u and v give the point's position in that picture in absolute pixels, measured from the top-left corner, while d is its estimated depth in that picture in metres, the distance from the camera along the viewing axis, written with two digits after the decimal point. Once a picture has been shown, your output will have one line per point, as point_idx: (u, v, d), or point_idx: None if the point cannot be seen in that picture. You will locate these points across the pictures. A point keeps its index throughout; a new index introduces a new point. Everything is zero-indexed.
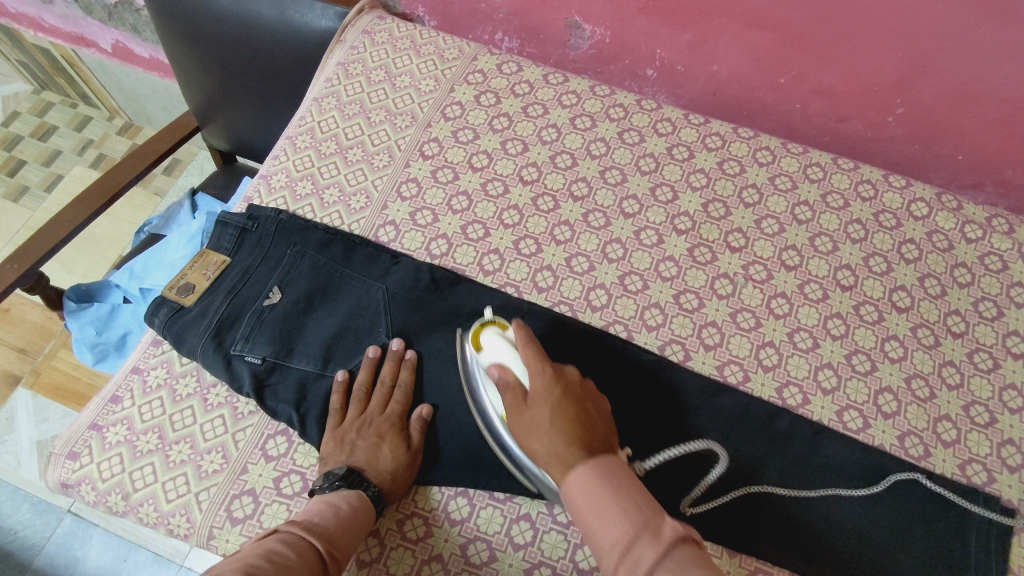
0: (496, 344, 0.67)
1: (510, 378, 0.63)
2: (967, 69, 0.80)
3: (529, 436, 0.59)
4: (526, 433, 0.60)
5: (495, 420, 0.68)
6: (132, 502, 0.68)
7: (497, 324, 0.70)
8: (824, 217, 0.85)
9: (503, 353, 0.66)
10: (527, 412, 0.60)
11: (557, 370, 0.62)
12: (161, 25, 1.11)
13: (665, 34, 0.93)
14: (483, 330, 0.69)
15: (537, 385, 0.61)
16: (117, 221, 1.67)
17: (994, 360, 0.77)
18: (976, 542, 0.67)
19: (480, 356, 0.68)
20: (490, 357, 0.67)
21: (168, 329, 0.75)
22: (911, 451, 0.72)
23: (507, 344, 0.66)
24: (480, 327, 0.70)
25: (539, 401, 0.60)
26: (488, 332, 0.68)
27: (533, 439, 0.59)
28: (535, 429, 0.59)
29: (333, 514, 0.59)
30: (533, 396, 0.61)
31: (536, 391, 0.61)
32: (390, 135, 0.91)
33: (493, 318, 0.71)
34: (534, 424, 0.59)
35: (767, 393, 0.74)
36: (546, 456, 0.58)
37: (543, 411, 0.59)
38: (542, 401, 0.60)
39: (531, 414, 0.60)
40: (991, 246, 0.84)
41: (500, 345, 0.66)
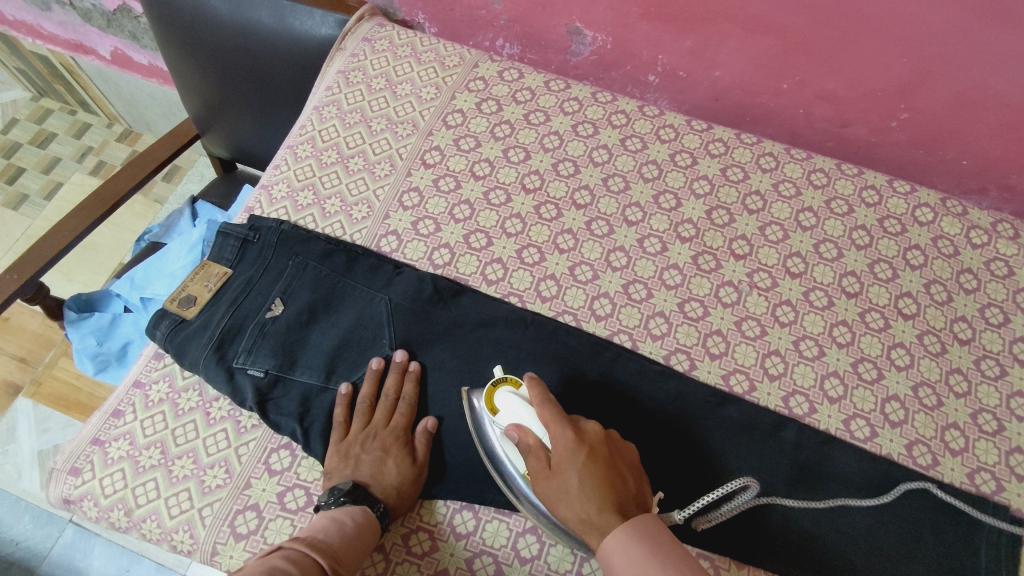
0: (510, 403, 0.64)
1: (531, 440, 0.61)
2: (971, 75, 0.79)
3: (559, 502, 0.57)
4: (555, 499, 0.58)
5: (516, 478, 0.65)
6: (135, 517, 0.68)
7: (509, 382, 0.68)
8: (828, 223, 0.85)
9: (520, 413, 0.63)
10: (555, 478, 0.58)
11: (578, 429, 0.60)
12: (160, 33, 1.10)
13: (667, 40, 0.93)
14: (496, 391, 0.66)
15: (561, 448, 0.59)
16: (117, 230, 1.67)
17: (1001, 366, 0.76)
18: (986, 553, 0.66)
19: (496, 418, 0.65)
20: (507, 418, 0.64)
21: (170, 342, 0.74)
22: (920, 460, 0.71)
23: (523, 402, 0.64)
24: (492, 387, 0.67)
25: (566, 465, 0.58)
26: (501, 392, 0.66)
27: (564, 507, 0.57)
28: (566, 497, 0.57)
29: (337, 528, 0.59)
30: (558, 461, 0.59)
31: (560, 455, 0.59)
32: (391, 144, 0.91)
33: (503, 376, 0.68)
34: (562, 490, 0.57)
35: (773, 403, 0.74)
36: (579, 524, 0.56)
37: (571, 476, 0.57)
38: (568, 465, 0.58)
39: (559, 481, 0.58)
40: (997, 251, 0.83)
41: (515, 405, 0.64)
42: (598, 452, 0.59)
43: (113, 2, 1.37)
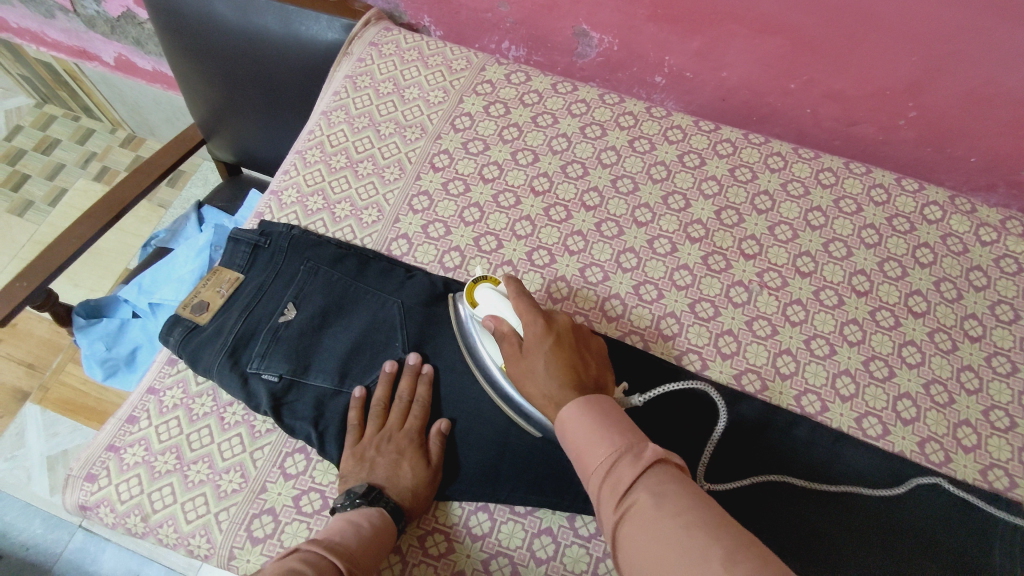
0: (489, 297, 0.70)
1: (505, 328, 0.67)
2: (982, 72, 0.79)
3: (526, 381, 0.63)
4: (523, 378, 0.63)
5: (495, 372, 0.71)
6: (152, 523, 0.68)
7: (489, 280, 0.73)
8: (838, 223, 0.85)
9: (495, 304, 0.69)
10: (523, 359, 0.64)
11: (549, 320, 0.66)
12: (166, 39, 1.11)
13: (674, 42, 0.93)
14: (477, 287, 0.72)
15: (530, 334, 0.65)
16: (123, 235, 1.67)
17: (1012, 363, 0.77)
18: (999, 549, 0.67)
19: (475, 310, 0.72)
20: (485, 310, 0.70)
21: (183, 347, 0.75)
22: (932, 457, 0.71)
23: (500, 296, 0.69)
24: (473, 284, 0.72)
25: (534, 349, 0.63)
26: (480, 288, 0.71)
27: (529, 384, 0.63)
28: (532, 376, 0.62)
29: (353, 531, 0.58)
30: (528, 346, 0.64)
31: (529, 339, 0.64)
32: (400, 147, 0.91)
33: (486, 275, 0.74)
34: (529, 370, 0.63)
35: (786, 402, 0.74)
36: (542, 398, 0.61)
37: (538, 358, 0.63)
38: (536, 349, 0.63)
39: (527, 362, 0.63)
40: (1006, 248, 0.84)
41: (493, 298, 0.69)
42: (564, 339, 0.64)
43: (117, 9, 1.38)
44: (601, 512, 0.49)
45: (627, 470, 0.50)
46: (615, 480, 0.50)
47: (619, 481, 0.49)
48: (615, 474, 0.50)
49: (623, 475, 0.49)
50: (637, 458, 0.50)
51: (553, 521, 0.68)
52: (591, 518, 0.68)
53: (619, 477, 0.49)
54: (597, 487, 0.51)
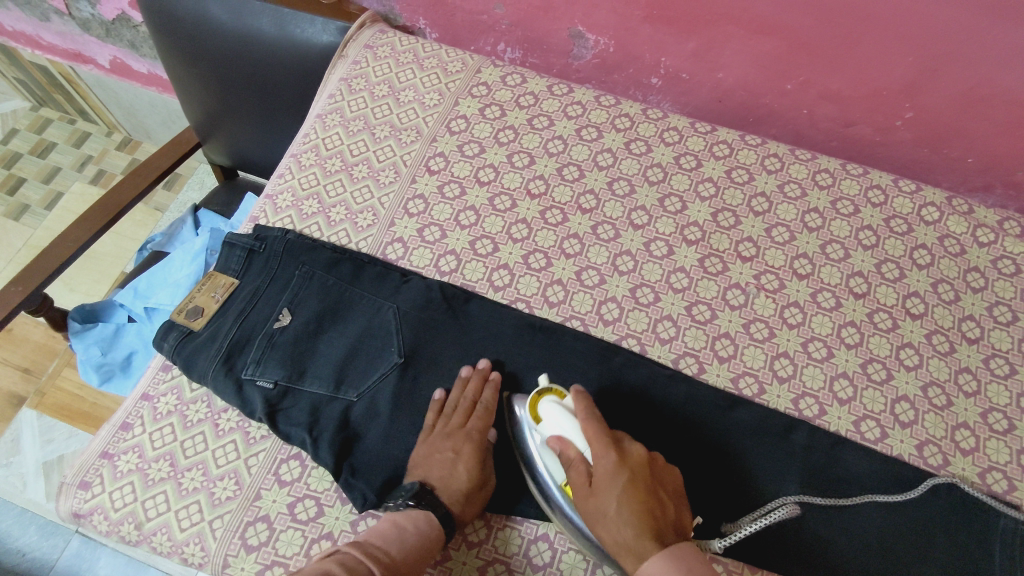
0: (554, 414, 0.64)
1: (572, 454, 0.62)
2: (978, 74, 0.79)
3: (596, 524, 0.58)
4: (593, 519, 0.58)
5: (552, 488, 0.64)
6: (145, 531, 0.68)
7: (554, 391, 0.67)
8: (835, 224, 0.85)
9: (562, 423, 0.64)
10: (593, 498, 0.58)
11: (623, 451, 0.60)
12: (162, 43, 1.11)
13: (670, 43, 0.93)
14: (541, 400, 0.67)
15: (602, 468, 0.59)
16: (119, 239, 1.67)
17: (1011, 365, 0.76)
18: (1000, 552, 0.66)
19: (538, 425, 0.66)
20: (550, 429, 0.64)
21: (177, 354, 0.74)
22: (931, 461, 0.71)
23: (567, 414, 0.64)
24: (537, 395, 0.67)
25: (606, 487, 0.58)
26: (544, 400, 0.66)
27: (601, 528, 0.57)
28: (604, 520, 0.57)
29: (397, 535, 0.59)
30: (598, 481, 0.59)
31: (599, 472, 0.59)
32: (395, 151, 0.91)
33: (550, 386, 0.68)
34: (602, 513, 0.57)
35: (783, 405, 0.74)
36: (615, 548, 0.56)
37: (611, 498, 0.57)
38: (609, 486, 0.58)
39: (598, 502, 0.58)
40: (1004, 250, 0.83)
41: (558, 416, 0.64)
42: (639, 476, 0.59)
43: (112, 11, 1.37)
44: None
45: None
46: None
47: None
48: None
49: None
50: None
51: (550, 527, 0.67)
52: None
53: None
54: None
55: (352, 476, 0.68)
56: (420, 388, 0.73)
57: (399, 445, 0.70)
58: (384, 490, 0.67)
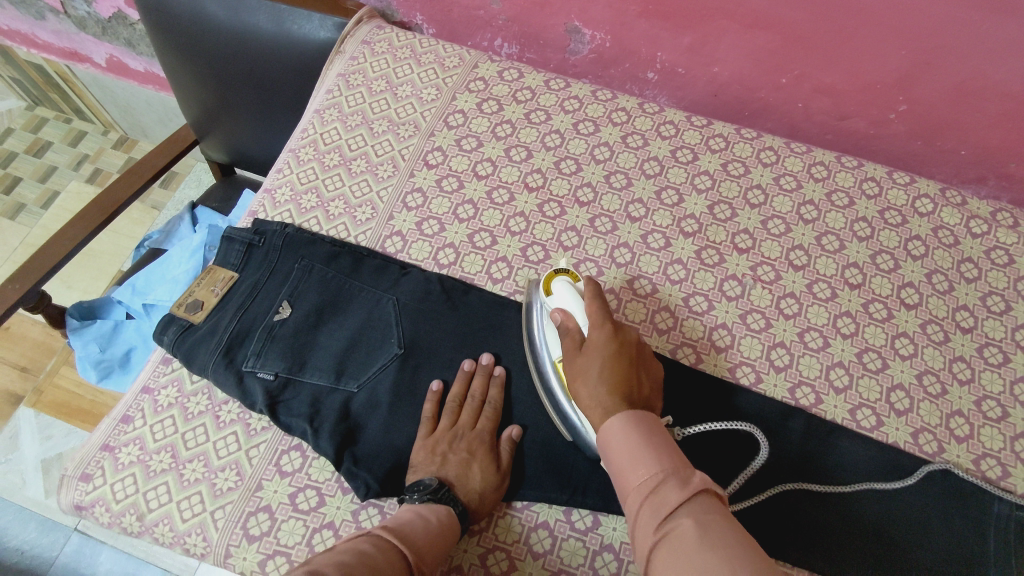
0: (564, 292, 0.69)
1: (571, 325, 0.66)
2: (970, 66, 0.80)
3: (577, 380, 0.61)
4: (575, 376, 0.62)
5: (546, 364, 0.70)
6: (147, 522, 0.68)
7: (570, 274, 0.72)
8: (830, 216, 0.85)
9: (569, 301, 0.68)
10: (580, 358, 0.62)
11: (618, 327, 0.64)
12: (159, 41, 1.11)
13: (666, 38, 0.93)
14: (556, 278, 0.71)
15: (593, 337, 0.63)
16: (116, 237, 1.67)
17: (1004, 354, 0.77)
18: (994, 537, 0.67)
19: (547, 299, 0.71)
20: (557, 303, 0.70)
21: (177, 347, 0.75)
22: (926, 448, 0.72)
23: (574, 292, 0.69)
24: (552, 274, 0.72)
25: (594, 349, 0.62)
26: (559, 279, 0.71)
27: (580, 383, 0.61)
28: (584, 375, 0.60)
29: (423, 523, 0.58)
30: (589, 344, 0.63)
31: (591, 337, 0.63)
32: (393, 145, 0.91)
33: (568, 269, 0.73)
34: (583, 370, 0.61)
35: (780, 394, 0.74)
36: (588, 400, 0.59)
37: (596, 358, 0.61)
38: (596, 352, 0.61)
39: (584, 361, 0.62)
40: (996, 240, 0.84)
41: (567, 294, 0.69)
42: (627, 348, 0.62)
43: (107, 10, 1.37)
44: (640, 532, 0.48)
45: (672, 493, 0.48)
46: (657, 499, 0.49)
47: (663, 502, 0.48)
48: (659, 495, 0.49)
49: (668, 494, 0.49)
50: (683, 484, 0.49)
51: (550, 515, 0.68)
52: (587, 511, 0.68)
53: (662, 497, 0.49)
54: (637, 503, 0.50)
55: (355, 465, 0.68)
56: (420, 379, 0.74)
57: (400, 435, 0.70)
58: (386, 479, 0.68)
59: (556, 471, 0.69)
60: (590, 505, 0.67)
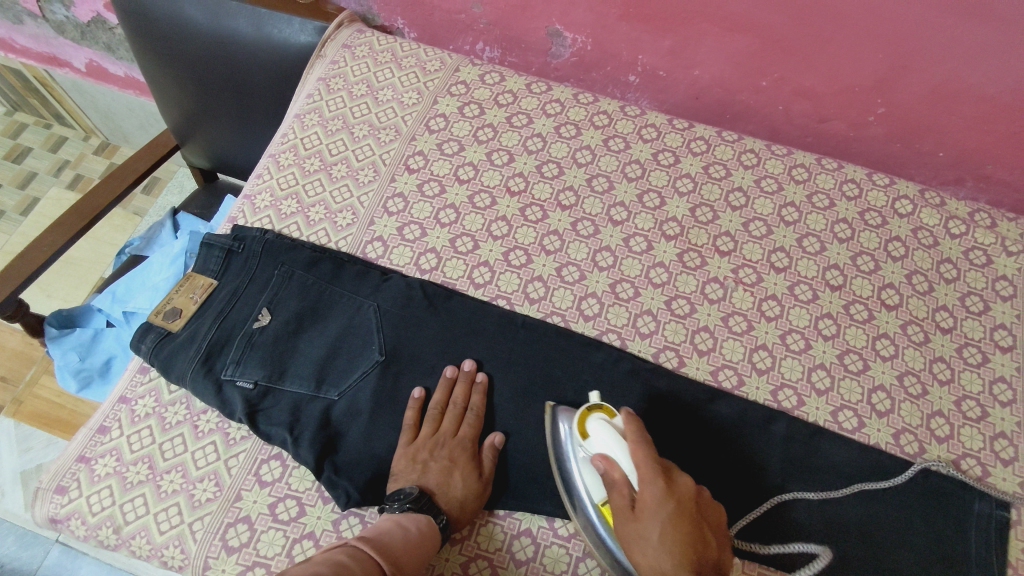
0: (602, 432, 0.62)
1: (616, 476, 0.59)
2: (945, 69, 0.81)
3: (636, 548, 0.56)
4: (632, 542, 0.56)
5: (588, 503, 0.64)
6: (124, 535, 0.67)
7: (604, 409, 0.66)
8: (811, 218, 0.86)
9: (608, 444, 0.61)
10: (634, 521, 0.56)
11: (670, 476, 0.57)
12: (137, 46, 1.10)
13: (647, 40, 0.94)
14: (589, 415, 0.64)
15: (646, 493, 0.56)
16: (97, 244, 1.65)
17: (983, 354, 0.78)
18: (976, 537, 0.67)
19: (583, 438, 0.64)
20: (596, 446, 0.62)
21: (155, 356, 0.74)
22: (907, 448, 0.72)
23: (615, 434, 0.61)
24: (586, 411, 0.65)
25: (649, 511, 0.55)
26: (593, 417, 0.64)
27: (639, 551, 0.55)
28: (643, 545, 0.55)
29: (402, 534, 0.57)
30: (642, 505, 0.56)
31: (643, 496, 0.56)
32: (374, 150, 0.90)
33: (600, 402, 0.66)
34: (641, 538, 0.55)
35: (762, 397, 0.74)
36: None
37: (653, 525, 0.55)
38: (653, 515, 0.55)
39: (639, 525, 0.56)
40: (975, 241, 0.85)
41: (606, 435, 0.62)
42: (686, 506, 0.56)
43: (86, 14, 1.36)
44: None
45: None
46: None
47: None
48: None
49: None
50: None
51: (532, 522, 0.68)
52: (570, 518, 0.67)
53: None
54: None
55: (335, 474, 0.67)
56: (402, 387, 0.73)
57: (381, 443, 0.70)
58: (367, 487, 0.67)
59: (539, 478, 0.69)
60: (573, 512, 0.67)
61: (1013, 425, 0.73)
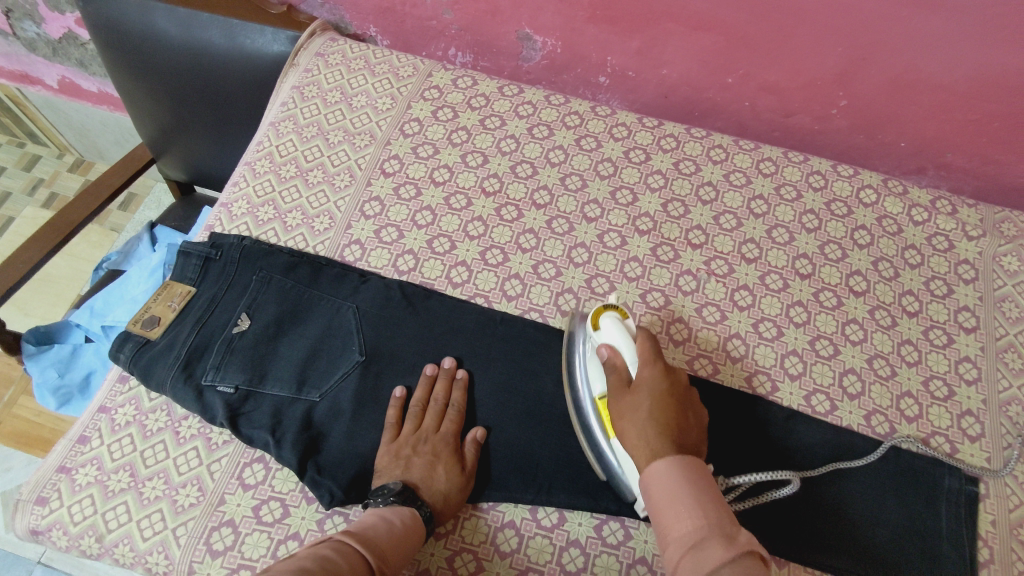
0: (613, 328, 0.68)
1: (619, 361, 0.65)
2: (903, 60, 0.84)
3: (623, 417, 0.61)
4: (621, 414, 0.62)
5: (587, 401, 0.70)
6: (107, 543, 0.67)
7: (619, 310, 0.71)
8: (779, 209, 0.88)
9: (617, 336, 0.67)
10: (628, 396, 0.62)
11: (669, 367, 0.64)
12: (110, 59, 1.10)
13: (614, 42, 0.96)
14: (603, 313, 0.70)
15: (643, 372, 0.63)
16: (74, 262, 1.63)
17: (948, 335, 0.80)
18: (946, 512, 0.69)
19: (595, 334, 0.70)
20: (604, 338, 0.68)
21: (134, 364, 0.74)
22: (878, 429, 0.74)
23: (624, 331, 0.67)
24: (601, 309, 0.71)
25: (642, 386, 0.62)
26: (607, 314, 0.70)
27: (626, 421, 0.61)
28: (631, 413, 0.60)
29: (386, 527, 0.58)
30: (637, 382, 0.63)
31: (640, 374, 0.63)
32: (350, 155, 0.91)
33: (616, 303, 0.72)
34: (631, 407, 0.61)
35: (737, 383, 0.76)
36: (635, 440, 0.59)
37: (644, 396, 0.61)
38: (645, 388, 0.61)
39: (631, 398, 0.62)
40: (937, 227, 0.88)
41: (615, 330, 0.67)
42: (677, 390, 0.62)
43: (57, 30, 1.36)
44: None
45: (717, 551, 0.49)
46: (700, 556, 0.50)
47: (705, 562, 0.49)
48: (700, 552, 0.50)
49: (712, 552, 0.49)
50: (728, 542, 0.50)
51: (516, 514, 0.68)
52: (553, 508, 0.68)
53: (706, 553, 0.50)
54: (679, 555, 0.51)
55: (318, 474, 0.68)
56: (383, 386, 0.74)
57: (363, 441, 0.70)
58: (350, 486, 0.68)
59: (523, 470, 0.70)
60: (556, 502, 0.68)
61: (979, 403, 0.76)
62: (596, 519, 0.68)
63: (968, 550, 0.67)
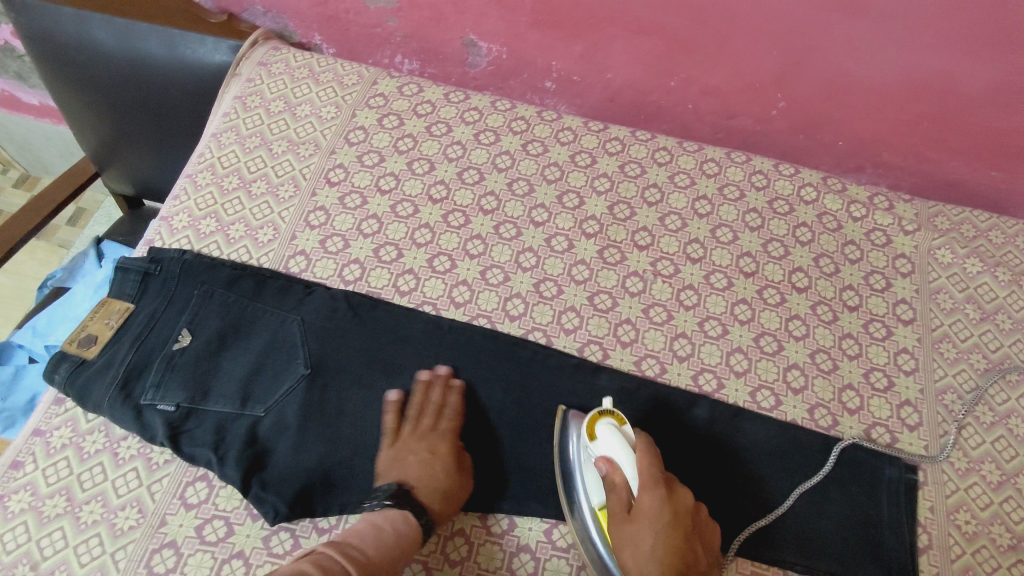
0: (610, 439, 0.64)
1: (617, 480, 0.62)
2: (835, 64, 0.86)
3: (625, 549, 0.60)
4: (623, 544, 0.60)
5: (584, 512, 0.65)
6: (41, 572, 0.64)
7: (615, 416, 0.67)
8: (723, 209, 0.90)
9: (615, 450, 0.63)
10: (629, 525, 0.60)
11: (670, 490, 0.61)
12: (46, 71, 1.07)
13: (558, 47, 0.97)
14: (598, 421, 0.66)
15: (644, 499, 0.60)
16: (19, 280, 1.58)
17: (887, 327, 0.82)
18: (887, 500, 0.71)
19: (589, 444, 0.66)
20: (602, 450, 0.64)
21: (69, 386, 0.73)
22: (821, 422, 0.75)
23: (623, 442, 0.64)
24: (595, 414, 0.67)
25: (644, 518, 0.59)
26: (603, 423, 0.66)
27: (627, 555, 0.59)
28: (633, 548, 0.59)
29: (375, 536, 0.59)
30: (638, 510, 0.60)
31: (641, 503, 0.60)
32: (294, 165, 0.90)
33: (612, 408, 0.68)
34: (633, 541, 0.59)
35: (684, 381, 0.77)
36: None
37: (647, 530, 0.59)
38: (648, 519, 0.59)
39: (632, 529, 0.60)
40: (875, 222, 0.90)
41: (613, 442, 0.64)
42: (681, 520, 0.59)
43: None
44: None
45: None
46: None
47: None
48: None
49: None
50: None
51: (466, 522, 0.68)
52: (502, 514, 0.68)
53: None
54: None
55: (263, 490, 0.67)
56: (329, 398, 0.73)
57: (310, 454, 0.69)
58: (294, 500, 0.67)
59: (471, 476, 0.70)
60: (504, 508, 0.68)
61: (916, 393, 0.78)
62: (546, 524, 0.68)
63: (908, 537, 0.69)
